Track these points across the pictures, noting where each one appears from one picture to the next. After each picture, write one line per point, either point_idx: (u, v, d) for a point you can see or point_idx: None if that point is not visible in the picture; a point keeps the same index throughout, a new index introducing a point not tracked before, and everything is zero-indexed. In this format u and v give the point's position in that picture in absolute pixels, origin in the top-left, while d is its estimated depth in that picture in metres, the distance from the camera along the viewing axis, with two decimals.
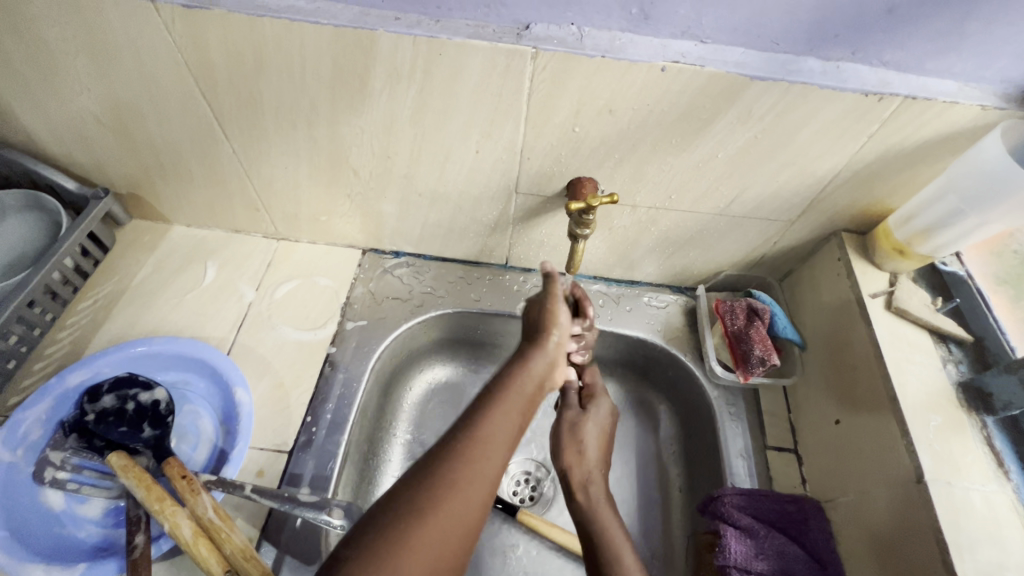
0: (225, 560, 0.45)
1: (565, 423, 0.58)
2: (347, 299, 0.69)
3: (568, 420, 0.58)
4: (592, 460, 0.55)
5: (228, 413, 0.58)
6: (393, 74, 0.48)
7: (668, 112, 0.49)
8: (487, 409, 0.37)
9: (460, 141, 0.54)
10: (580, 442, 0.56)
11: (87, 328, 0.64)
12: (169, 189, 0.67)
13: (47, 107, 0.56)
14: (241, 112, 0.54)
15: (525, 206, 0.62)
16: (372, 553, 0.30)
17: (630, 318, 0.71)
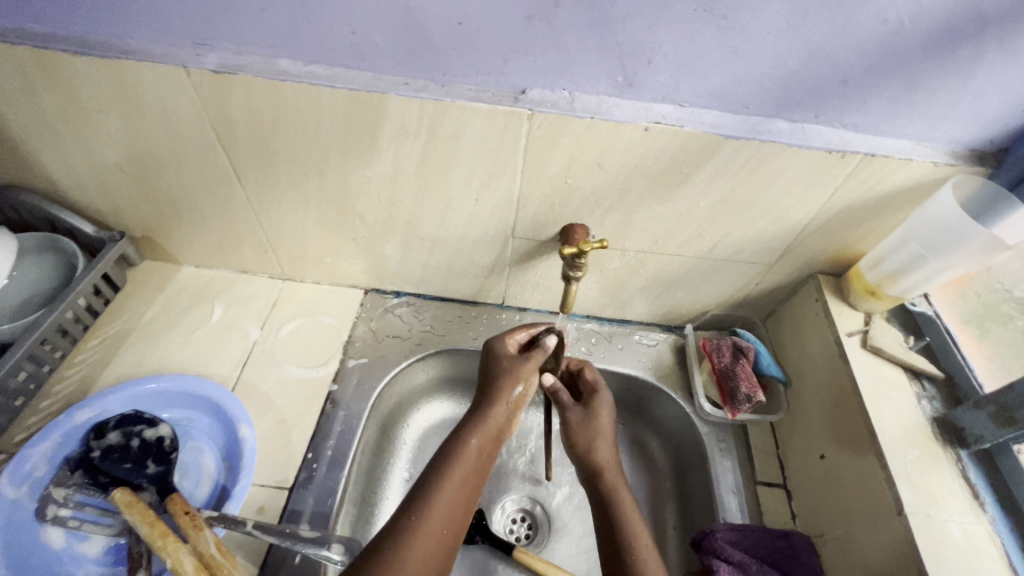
0: None
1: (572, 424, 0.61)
2: (348, 338, 0.72)
3: (574, 421, 0.61)
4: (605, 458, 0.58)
5: (231, 449, 0.59)
6: (400, 131, 0.52)
7: (652, 166, 0.53)
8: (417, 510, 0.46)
9: (460, 191, 0.59)
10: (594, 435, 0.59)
11: (95, 365, 0.66)
12: (181, 232, 0.70)
13: (75, 156, 0.60)
14: (257, 163, 0.58)
15: (520, 249, 0.66)
16: None
17: (622, 356, 0.74)
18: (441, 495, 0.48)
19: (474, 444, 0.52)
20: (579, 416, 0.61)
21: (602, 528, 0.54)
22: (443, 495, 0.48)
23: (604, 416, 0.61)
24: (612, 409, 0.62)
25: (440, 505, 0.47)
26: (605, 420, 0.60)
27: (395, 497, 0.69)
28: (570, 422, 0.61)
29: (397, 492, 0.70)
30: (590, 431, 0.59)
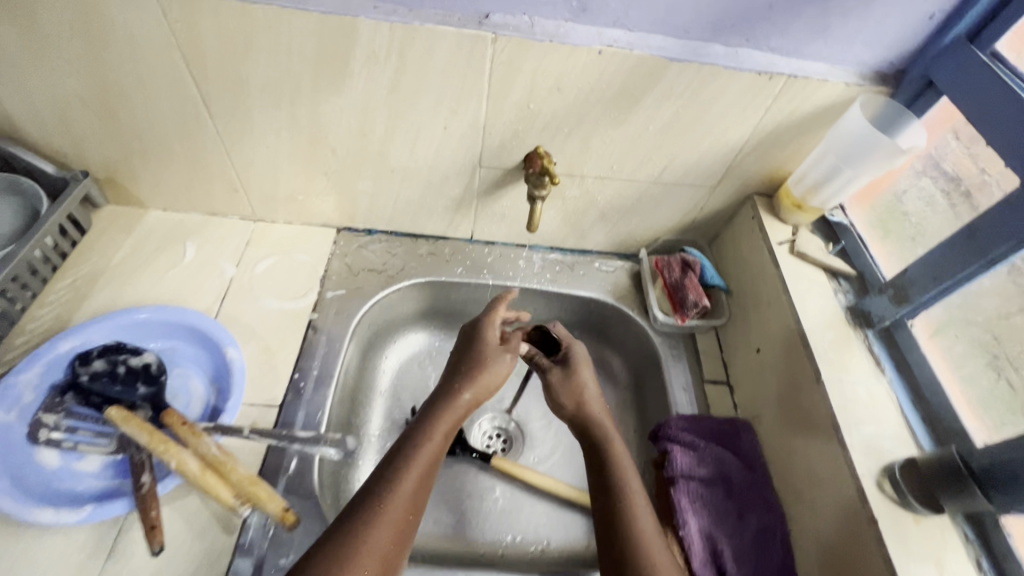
0: (233, 488, 0.50)
1: (554, 382, 0.64)
2: (324, 272, 0.75)
3: (555, 379, 0.64)
4: (597, 407, 0.61)
5: (219, 372, 0.62)
6: (372, 56, 0.55)
7: (606, 89, 0.59)
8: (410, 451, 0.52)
9: (430, 118, 0.62)
10: (581, 390, 0.63)
11: (68, 303, 0.66)
12: (147, 172, 0.70)
13: (32, 89, 0.59)
14: (227, 91, 0.59)
15: (488, 179, 0.70)
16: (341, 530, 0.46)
17: (583, 281, 0.81)
18: (416, 454, 0.52)
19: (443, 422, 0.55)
20: (559, 376, 0.64)
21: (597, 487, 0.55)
22: (422, 449, 0.52)
23: (587, 376, 0.64)
24: (591, 366, 0.65)
25: (410, 483, 0.50)
26: (588, 377, 0.64)
27: (376, 419, 0.74)
28: (554, 382, 0.64)
29: (379, 414, 0.75)
30: (576, 388, 0.63)
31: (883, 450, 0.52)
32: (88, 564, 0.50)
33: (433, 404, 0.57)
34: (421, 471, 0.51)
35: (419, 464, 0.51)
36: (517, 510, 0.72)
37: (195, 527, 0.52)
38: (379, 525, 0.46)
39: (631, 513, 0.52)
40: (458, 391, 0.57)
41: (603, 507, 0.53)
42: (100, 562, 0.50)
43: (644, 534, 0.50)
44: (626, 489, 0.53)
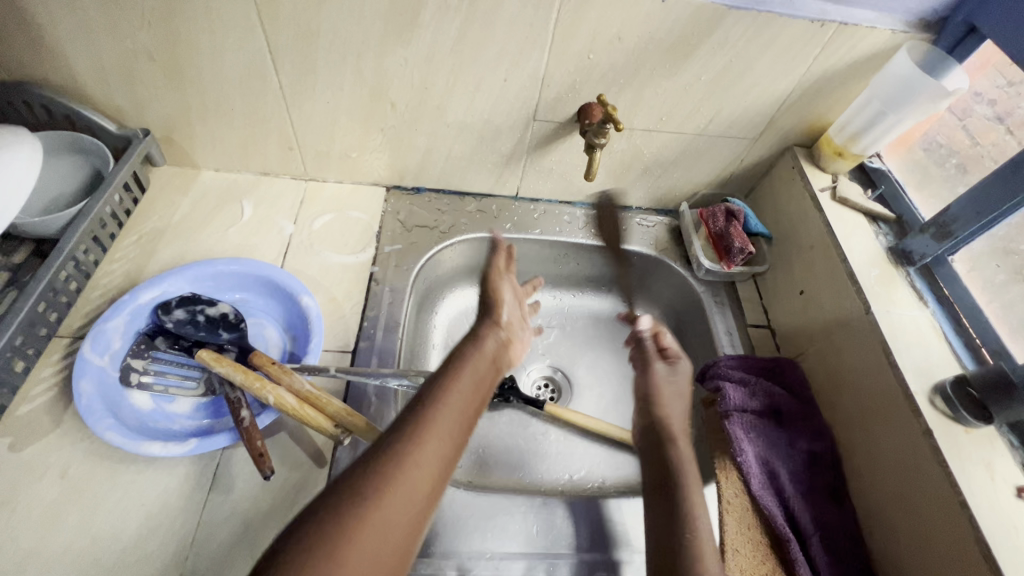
0: (331, 418, 0.54)
1: (654, 377, 0.60)
2: (379, 229, 0.77)
3: (659, 374, 0.60)
4: (681, 420, 0.56)
5: (293, 321, 0.65)
6: (442, 5, 0.57)
7: (664, 39, 0.61)
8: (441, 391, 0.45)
9: (491, 70, 0.64)
10: (676, 390, 0.59)
11: (136, 259, 0.68)
12: (205, 130, 0.71)
13: (101, 43, 0.60)
14: (296, 44, 0.60)
15: (540, 133, 0.72)
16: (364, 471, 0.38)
17: (626, 235, 0.84)
18: (450, 394, 0.45)
19: (468, 373, 0.48)
20: (663, 373, 0.60)
21: (654, 489, 0.50)
22: (453, 393, 0.45)
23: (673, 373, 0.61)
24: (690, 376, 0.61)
25: (435, 432, 0.41)
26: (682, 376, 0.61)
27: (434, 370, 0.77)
28: (647, 380, 0.60)
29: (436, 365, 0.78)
30: (671, 388, 0.59)
31: (932, 371, 0.56)
32: (196, 493, 0.53)
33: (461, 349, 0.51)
34: (453, 416, 0.43)
35: (445, 417, 0.43)
36: (571, 452, 0.76)
37: (289, 459, 0.55)
38: (398, 472, 0.38)
39: (694, 531, 0.46)
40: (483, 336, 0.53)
41: (662, 521, 0.47)
42: (205, 491, 0.53)
43: (699, 531, 0.46)
44: (690, 508, 0.47)
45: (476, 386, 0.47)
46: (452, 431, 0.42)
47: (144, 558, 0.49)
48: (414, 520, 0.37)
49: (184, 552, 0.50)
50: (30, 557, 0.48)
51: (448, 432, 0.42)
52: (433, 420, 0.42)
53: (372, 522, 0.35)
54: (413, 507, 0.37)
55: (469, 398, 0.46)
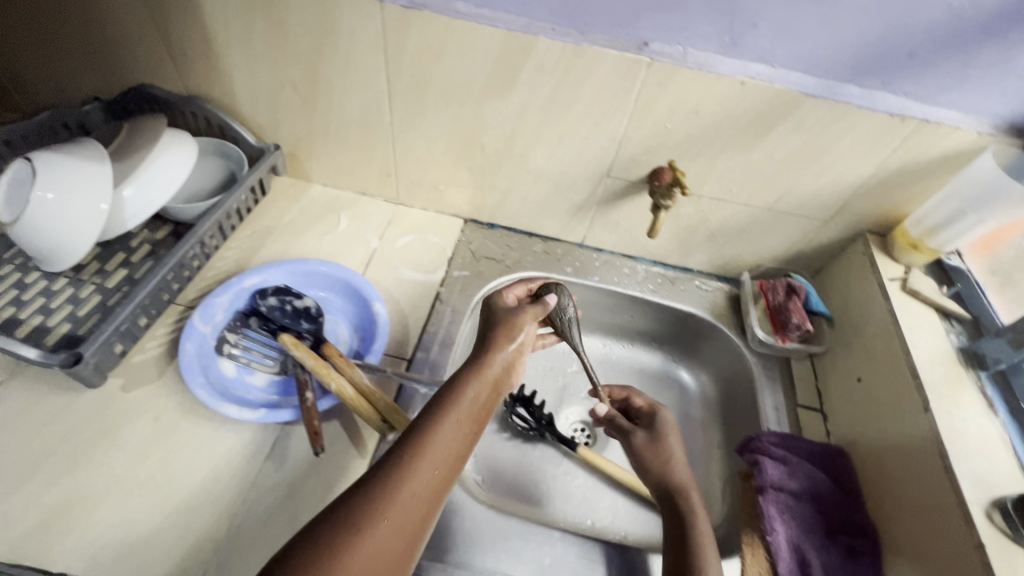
0: (381, 415, 0.59)
1: (635, 446, 0.66)
2: (451, 255, 0.84)
3: (636, 443, 0.66)
4: (684, 473, 0.62)
5: (363, 324, 0.72)
6: (540, 70, 0.64)
7: (741, 118, 0.65)
8: (435, 423, 0.45)
9: (575, 128, 0.71)
10: (664, 451, 0.64)
11: (247, 250, 0.79)
12: (323, 151, 0.83)
13: (261, 72, 0.73)
14: (411, 89, 0.70)
15: (612, 188, 0.78)
16: (352, 508, 0.39)
17: (683, 295, 0.86)
18: (437, 435, 0.44)
19: (470, 397, 0.48)
20: (643, 440, 0.66)
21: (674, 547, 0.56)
22: (444, 425, 0.45)
23: (674, 443, 0.65)
24: (677, 432, 0.66)
25: (429, 468, 0.43)
26: (670, 441, 0.65)
27: None
28: (638, 446, 0.66)
29: None
30: (661, 454, 0.64)
31: (993, 484, 0.53)
32: (253, 459, 0.59)
33: (466, 365, 0.50)
34: (448, 448, 0.45)
35: (438, 454, 0.44)
36: (596, 499, 0.76)
37: (336, 444, 0.61)
38: (385, 512, 0.40)
39: None
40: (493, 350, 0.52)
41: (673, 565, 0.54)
42: (261, 459, 0.59)
43: None
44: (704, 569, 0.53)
45: (466, 425, 0.47)
46: (445, 460, 0.44)
47: (201, 506, 0.56)
48: (403, 553, 0.39)
49: (233, 510, 0.56)
50: (118, 483, 0.56)
51: (441, 465, 0.44)
52: (423, 452, 0.43)
53: (358, 558, 0.37)
54: (401, 545, 0.39)
55: (466, 422, 0.47)
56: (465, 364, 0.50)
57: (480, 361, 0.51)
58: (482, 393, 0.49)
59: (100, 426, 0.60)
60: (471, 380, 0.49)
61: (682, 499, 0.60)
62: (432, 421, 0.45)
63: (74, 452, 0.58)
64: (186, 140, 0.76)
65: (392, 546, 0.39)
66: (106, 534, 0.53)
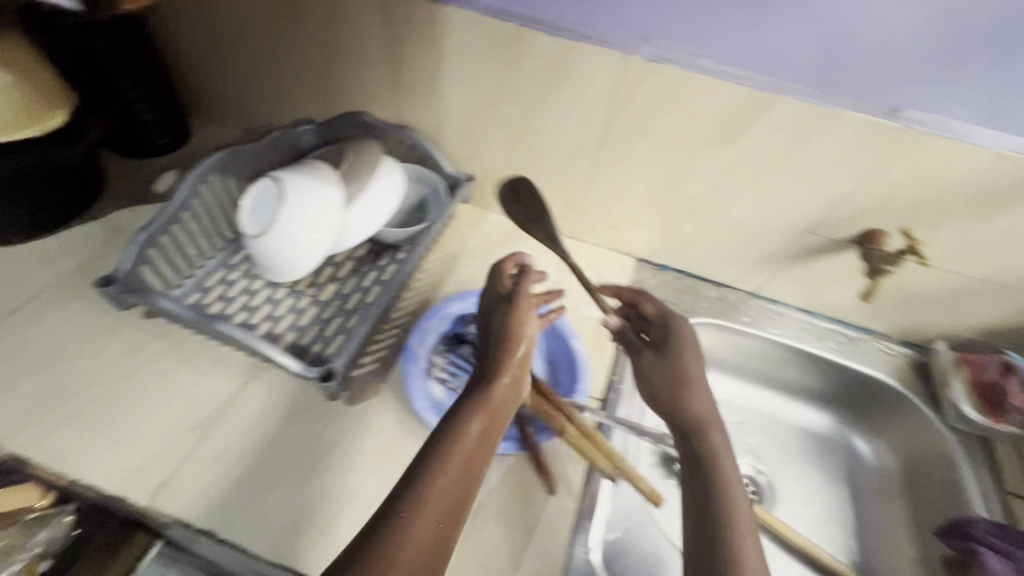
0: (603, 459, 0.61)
1: (647, 363, 0.65)
2: (629, 294, 0.85)
3: (648, 359, 0.66)
4: (694, 400, 0.60)
5: (556, 356, 0.73)
6: (773, 127, 0.64)
7: (985, 188, 0.62)
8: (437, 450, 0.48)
9: (790, 184, 0.70)
10: (683, 367, 0.63)
11: (439, 273, 0.83)
12: (511, 183, 0.87)
13: (477, 108, 0.77)
14: (626, 134, 0.72)
15: (810, 244, 0.76)
16: (381, 532, 0.42)
17: (865, 357, 0.83)
18: (442, 474, 0.46)
19: (476, 425, 0.51)
20: (651, 358, 0.65)
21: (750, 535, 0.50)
22: (451, 452, 0.48)
23: (689, 364, 0.63)
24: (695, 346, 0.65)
25: (437, 489, 0.45)
26: (678, 360, 0.64)
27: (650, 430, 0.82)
28: (647, 363, 0.65)
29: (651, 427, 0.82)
30: (664, 367, 0.63)
31: None
32: (473, 485, 0.62)
33: (466, 393, 0.54)
34: (454, 474, 0.47)
35: (437, 479, 0.46)
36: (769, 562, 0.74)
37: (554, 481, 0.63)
38: (396, 533, 0.42)
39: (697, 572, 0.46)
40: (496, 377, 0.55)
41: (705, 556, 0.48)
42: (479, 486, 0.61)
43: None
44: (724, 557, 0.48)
45: (464, 457, 0.48)
46: (446, 480, 0.46)
47: None
48: None
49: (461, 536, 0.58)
50: (355, 495, 0.60)
51: (450, 491, 0.46)
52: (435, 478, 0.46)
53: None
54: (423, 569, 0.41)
55: (473, 450, 0.49)
56: (454, 388, 0.54)
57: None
58: (467, 419, 0.51)
59: (334, 438, 0.64)
60: (473, 407, 0.52)
61: (699, 439, 0.58)
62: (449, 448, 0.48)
63: (314, 461, 0.62)
64: (397, 167, 0.80)
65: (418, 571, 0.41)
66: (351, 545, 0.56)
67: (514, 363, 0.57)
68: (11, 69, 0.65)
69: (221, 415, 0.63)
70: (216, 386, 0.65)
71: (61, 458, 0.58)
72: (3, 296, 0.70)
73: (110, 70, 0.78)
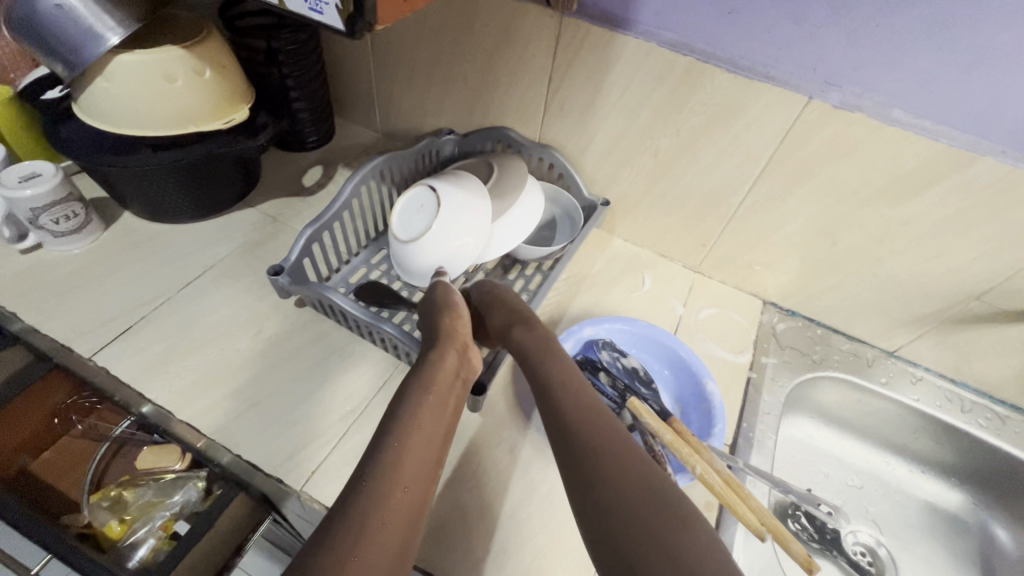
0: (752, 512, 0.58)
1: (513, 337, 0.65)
2: (756, 337, 0.82)
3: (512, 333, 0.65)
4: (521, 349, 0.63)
5: (685, 398, 0.73)
6: (961, 187, 0.61)
7: None
8: (406, 420, 0.52)
9: (966, 247, 0.65)
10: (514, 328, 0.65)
11: (564, 294, 0.84)
12: (645, 211, 0.86)
13: (628, 135, 0.77)
14: (786, 177, 0.70)
15: (974, 311, 0.71)
16: (355, 488, 0.46)
17: (1019, 440, 0.76)
18: (407, 442, 0.50)
19: (431, 397, 0.55)
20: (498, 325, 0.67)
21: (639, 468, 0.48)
22: (414, 422, 0.52)
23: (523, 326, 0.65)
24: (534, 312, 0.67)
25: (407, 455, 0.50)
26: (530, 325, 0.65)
27: None
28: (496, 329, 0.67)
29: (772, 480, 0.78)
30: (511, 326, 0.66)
31: None
32: None
33: (423, 369, 0.58)
34: (416, 439, 0.51)
35: (407, 444, 0.50)
36: None
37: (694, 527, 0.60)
38: (378, 492, 0.46)
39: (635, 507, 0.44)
40: (443, 354, 0.60)
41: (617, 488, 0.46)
42: None
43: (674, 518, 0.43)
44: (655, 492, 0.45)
45: (433, 425, 0.53)
46: (415, 451, 0.50)
47: (561, 555, 0.59)
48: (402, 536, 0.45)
49: (589, 567, 0.58)
50: (488, 509, 0.61)
51: (419, 460, 0.50)
52: (392, 440, 0.50)
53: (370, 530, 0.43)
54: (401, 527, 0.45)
55: (429, 417, 0.54)
56: (437, 370, 0.58)
57: (437, 363, 0.59)
58: (442, 395, 0.56)
59: (468, 448, 0.66)
60: (433, 383, 0.57)
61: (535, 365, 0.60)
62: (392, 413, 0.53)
63: (448, 468, 0.64)
64: (537, 185, 0.81)
65: (394, 524, 0.45)
66: (486, 560, 0.57)
67: (460, 335, 0.63)
68: (212, 66, 0.70)
69: (366, 411, 0.66)
70: (361, 382, 0.69)
71: (225, 433, 0.62)
72: (179, 269, 0.78)
73: (284, 69, 0.83)
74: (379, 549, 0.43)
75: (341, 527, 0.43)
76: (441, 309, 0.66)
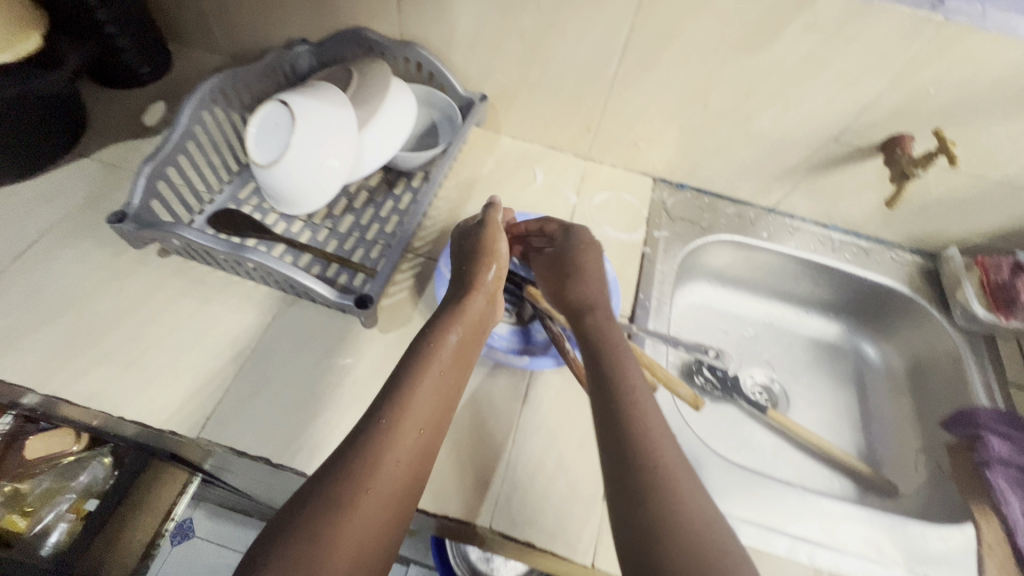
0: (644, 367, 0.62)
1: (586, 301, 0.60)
2: (648, 214, 0.84)
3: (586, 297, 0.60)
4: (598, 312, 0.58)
5: None
6: (808, 27, 0.62)
7: (1014, 84, 0.62)
8: (422, 365, 0.51)
9: (820, 91, 0.68)
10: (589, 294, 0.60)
11: (456, 201, 0.81)
12: (525, 102, 0.83)
13: (490, 17, 0.72)
14: (652, 43, 0.69)
15: (835, 154, 0.75)
16: (365, 432, 0.45)
17: (880, 267, 0.84)
18: (420, 386, 0.49)
19: (447, 343, 0.53)
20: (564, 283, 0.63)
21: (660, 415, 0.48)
22: (428, 366, 0.51)
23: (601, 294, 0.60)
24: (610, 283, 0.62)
25: (418, 403, 0.48)
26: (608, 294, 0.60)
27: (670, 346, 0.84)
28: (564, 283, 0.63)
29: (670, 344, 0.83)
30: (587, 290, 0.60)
31: None
32: (514, 402, 0.64)
33: (446, 317, 0.56)
34: (432, 387, 0.50)
35: (419, 390, 0.49)
36: (783, 462, 0.79)
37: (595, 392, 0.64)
38: (390, 435, 0.45)
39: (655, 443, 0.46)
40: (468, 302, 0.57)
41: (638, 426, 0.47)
42: (519, 403, 0.64)
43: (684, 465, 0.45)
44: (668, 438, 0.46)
45: (447, 373, 0.52)
46: (428, 398, 0.49)
47: (478, 443, 0.60)
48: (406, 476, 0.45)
49: (506, 448, 0.61)
50: None
51: (431, 407, 0.49)
52: (405, 387, 0.49)
53: (377, 471, 0.43)
54: (406, 471, 0.45)
55: (444, 365, 0.52)
56: (456, 317, 0.56)
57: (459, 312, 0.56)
58: (461, 344, 0.55)
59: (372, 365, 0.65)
60: (450, 329, 0.55)
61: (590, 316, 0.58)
62: (409, 357, 0.52)
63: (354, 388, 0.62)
64: (405, 86, 0.76)
65: (400, 469, 0.45)
66: None
67: (490, 282, 0.60)
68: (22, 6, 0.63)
69: (254, 349, 0.63)
70: (248, 322, 0.65)
71: (100, 399, 0.57)
72: (9, 238, 0.68)
73: None
74: (385, 490, 0.43)
75: (349, 470, 0.43)
76: (476, 255, 0.62)
